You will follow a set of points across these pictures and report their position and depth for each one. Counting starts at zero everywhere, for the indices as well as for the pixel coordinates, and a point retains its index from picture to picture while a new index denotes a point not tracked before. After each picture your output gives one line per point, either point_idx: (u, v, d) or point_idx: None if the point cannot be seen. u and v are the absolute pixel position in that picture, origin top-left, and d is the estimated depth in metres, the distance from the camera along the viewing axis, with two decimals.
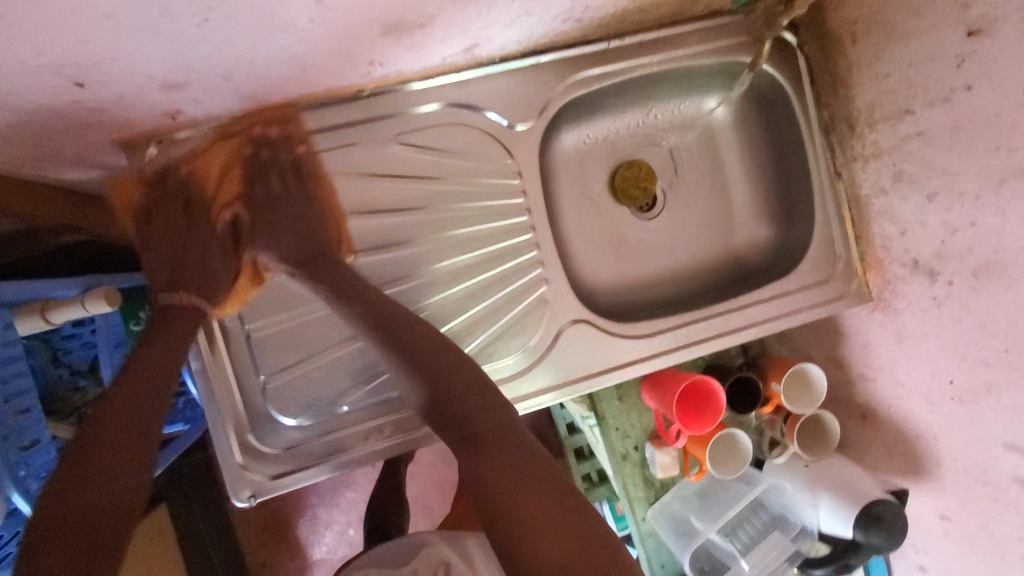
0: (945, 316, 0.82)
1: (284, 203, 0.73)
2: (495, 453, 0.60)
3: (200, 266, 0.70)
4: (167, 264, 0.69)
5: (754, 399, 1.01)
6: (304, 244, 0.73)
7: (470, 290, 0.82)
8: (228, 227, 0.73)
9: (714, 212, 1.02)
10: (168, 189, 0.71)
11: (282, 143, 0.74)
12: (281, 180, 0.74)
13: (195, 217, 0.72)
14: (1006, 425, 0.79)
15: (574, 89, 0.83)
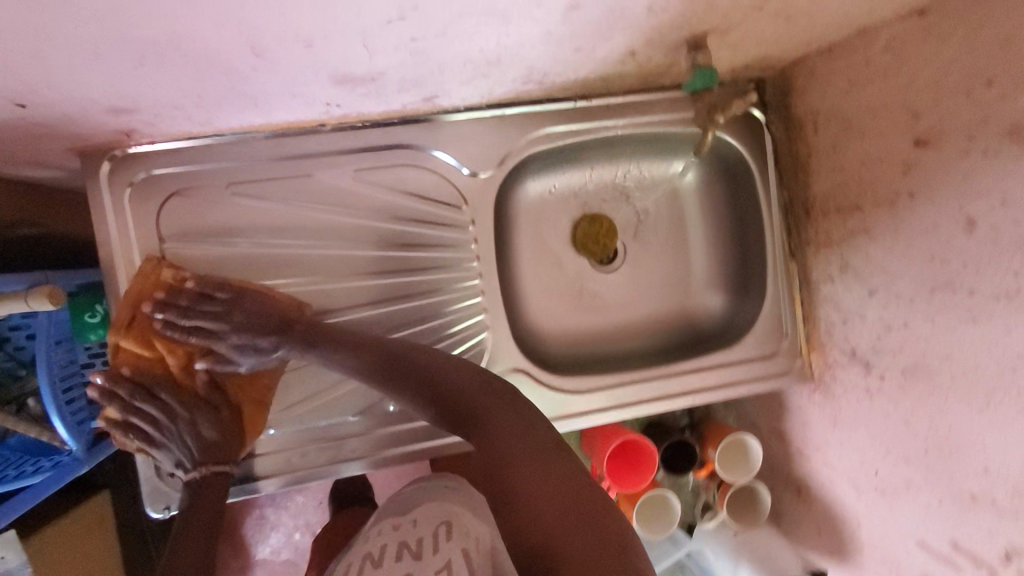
0: (875, 408, 0.83)
1: (226, 314, 0.72)
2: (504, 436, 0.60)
3: (210, 444, 0.75)
4: (194, 442, 0.74)
5: (689, 462, 1.02)
6: (264, 329, 0.73)
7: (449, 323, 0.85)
8: (207, 384, 0.75)
9: (672, 274, 1.02)
10: (127, 391, 0.73)
11: (176, 347, 0.74)
12: (211, 304, 0.72)
13: (166, 418, 0.74)
14: (918, 525, 0.80)
15: (537, 143, 0.85)
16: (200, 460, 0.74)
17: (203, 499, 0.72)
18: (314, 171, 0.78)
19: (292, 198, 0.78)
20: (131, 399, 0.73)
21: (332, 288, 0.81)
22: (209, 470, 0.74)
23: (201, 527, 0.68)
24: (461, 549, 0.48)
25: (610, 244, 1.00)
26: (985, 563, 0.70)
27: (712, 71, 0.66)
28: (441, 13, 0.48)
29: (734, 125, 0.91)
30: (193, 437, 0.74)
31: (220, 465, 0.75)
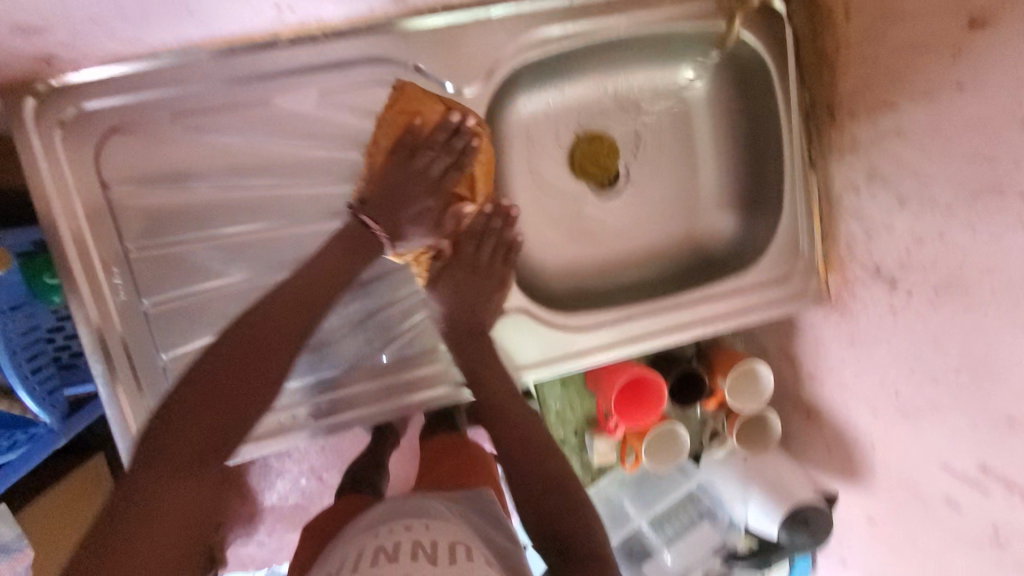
0: (900, 327, 0.78)
1: (469, 268, 0.75)
2: (580, 551, 0.66)
3: (400, 193, 0.69)
4: (376, 181, 0.68)
5: (697, 393, 0.97)
6: (461, 317, 0.76)
7: None
8: (454, 216, 0.73)
9: (681, 195, 0.94)
10: (460, 144, 0.69)
11: (511, 237, 0.75)
12: (477, 244, 0.75)
13: (439, 178, 0.69)
14: (944, 444, 0.77)
15: (531, 49, 0.74)
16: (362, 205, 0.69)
17: (187, 424, 0.57)
18: (273, 96, 0.68)
19: (247, 130, 0.68)
20: (423, 144, 0.68)
21: (303, 231, 0.72)
22: (366, 222, 0.68)
23: (157, 482, 0.54)
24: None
25: (612, 165, 0.91)
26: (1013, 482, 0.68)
27: None
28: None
29: (751, 19, 0.80)
30: (406, 170, 0.68)
31: (380, 228, 0.69)
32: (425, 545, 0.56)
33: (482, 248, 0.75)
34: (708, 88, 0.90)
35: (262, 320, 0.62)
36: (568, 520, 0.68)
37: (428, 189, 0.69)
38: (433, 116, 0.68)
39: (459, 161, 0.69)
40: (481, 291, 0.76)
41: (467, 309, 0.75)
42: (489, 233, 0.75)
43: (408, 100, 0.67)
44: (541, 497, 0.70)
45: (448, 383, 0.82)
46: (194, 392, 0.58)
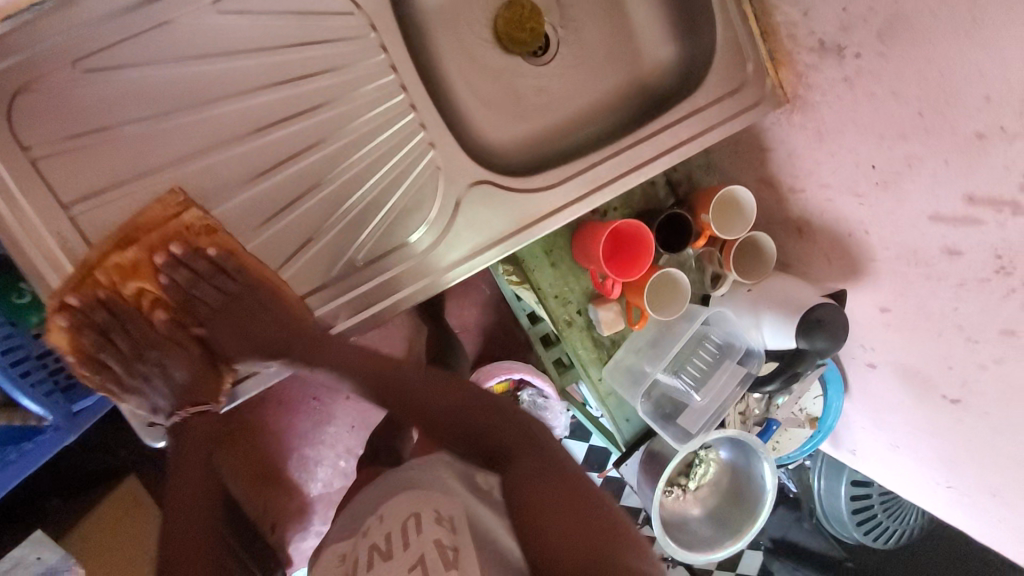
0: (859, 94, 0.77)
1: (235, 311, 0.75)
2: (515, 447, 0.64)
3: (172, 368, 0.74)
4: (174, 382, 0.75)
5: (686, 234, 0.98)
6: (268, 341, 0.74)
7: (374, 152, 0.75)
8: (170, 325, 0.74)
9: (614, 41, 0.93)
10: (103, 311, 0.71)
11: (190, 254, 0.71)
12: (205, 287, 0.73)
13: (110, 339, 0.72)
14: (927, 195, 0.76)
15: None
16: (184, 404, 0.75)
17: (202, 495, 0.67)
18: (173, 16, 0.67)
19: (157, 59, 0.67)
20: (101, 345, 0.72)
21: (244, 150, 0.71)
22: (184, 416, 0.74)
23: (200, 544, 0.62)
24: (424, 562, 0.51)
25: (539, 28, 0.89)
26: (1003, 201, 0.68)
27: None
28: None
29: None
30: (161, 367, 0.75)
31: (197, 405, 0.75)
32: (379, 545, 0.54)
33: (202, 290, 0.74)
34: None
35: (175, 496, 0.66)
36: (491, 429, 0.66)
37: (143, 345, 0.74)
38: (67, 317, 0.69)
39: (116, 318, 0.72)
40: (244, 317, 0.74)
41: (271, 326, 0.72)
42: (199, 274, 0.72)
43: (61, 339, 0.70)
44: (456, 428, 0.67)
45: (440, 267, 0.78)
46: (179, 493, 0.66)
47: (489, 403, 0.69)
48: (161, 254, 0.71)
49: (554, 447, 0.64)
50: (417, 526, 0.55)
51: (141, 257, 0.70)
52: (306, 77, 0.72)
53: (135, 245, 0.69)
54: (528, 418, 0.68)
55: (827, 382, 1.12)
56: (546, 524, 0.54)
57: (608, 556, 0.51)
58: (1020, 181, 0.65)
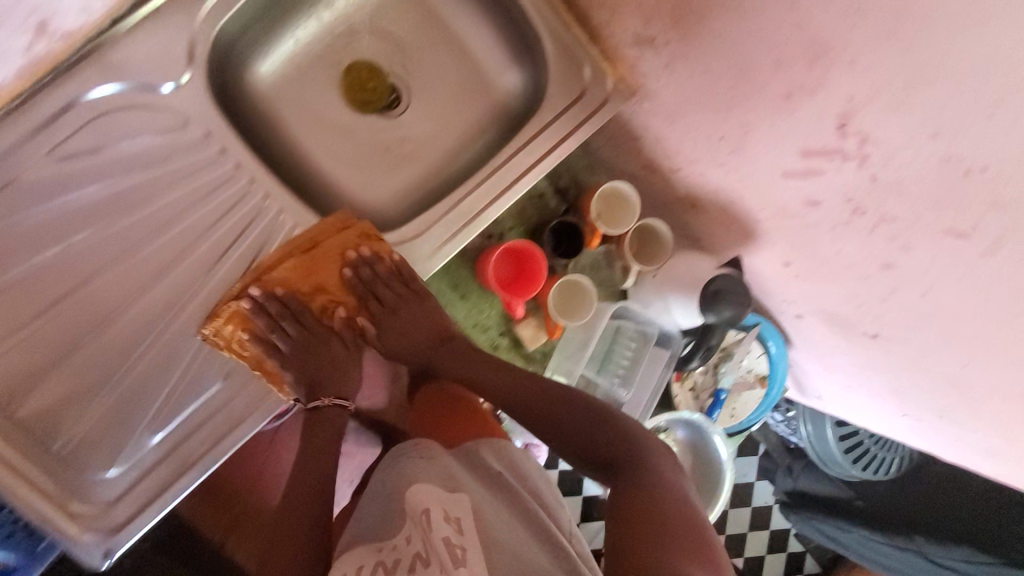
0: (681, 77, 0.79)
1: (403, 308, 0.89)
2: (624, 462, 0.75)
3: (309, 355, 0.84)
4: (303, 377, 0.84)
5: (578, 238, 1.00)
6: (420, 337, 0.91)
7: (242, 246, 0.79)
8: (343, 324, 0.88)
9: (461, 76, 0.96)
10: (278, 302, 0.80)
11: (375, 257, 0.83)
12: (380, 286, 0.86)
13: (383, 305, 0.88)
14: (772, 155, 0.78)
15: (219, 9, 0.75)
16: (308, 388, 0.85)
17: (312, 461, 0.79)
18: (17, 172, 0.71)
19: (11, 213, 0.72)
20: (268, 326, 0.79)
21: (115, 275, 0.75)
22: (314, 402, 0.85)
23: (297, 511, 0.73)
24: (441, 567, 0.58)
25: (381, 85, 0.94)
26: (831, 146, 0.69)
27: None
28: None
29: None
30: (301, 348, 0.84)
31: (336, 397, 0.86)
32: (420, 556, 0.62)
33: (379, 291, 0.86)
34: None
35: (313, 439, 0.82)
36: (600, 441, 0.78)
37: (315, 343, 0.85)
38: (239, 300, 0.76)
39: (296, 312, 0.82)
40: (414, 316, 0.90)
41: (418, 324, 0.91)
42: (378, 275, 0.85)
43: (226, 329, 0.76)
44: (572, 438, 0.81)
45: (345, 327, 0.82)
46: (313, 435, 0.83)
47: (597, 417, 0.80)
48: (352, 250, 0.82)
49: (661, 463, 0.73)
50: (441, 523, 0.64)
51: (331, 249, 0.81)
52: (159, 195, 0.77)
53: (92, 380, 0.75)
54: (629, 428, 0.78)
55: (765, 337, 1.13)
56: (643, 533, 0.61)
57: (693, 554, 0.59)
58: (835, 126, 0.66)
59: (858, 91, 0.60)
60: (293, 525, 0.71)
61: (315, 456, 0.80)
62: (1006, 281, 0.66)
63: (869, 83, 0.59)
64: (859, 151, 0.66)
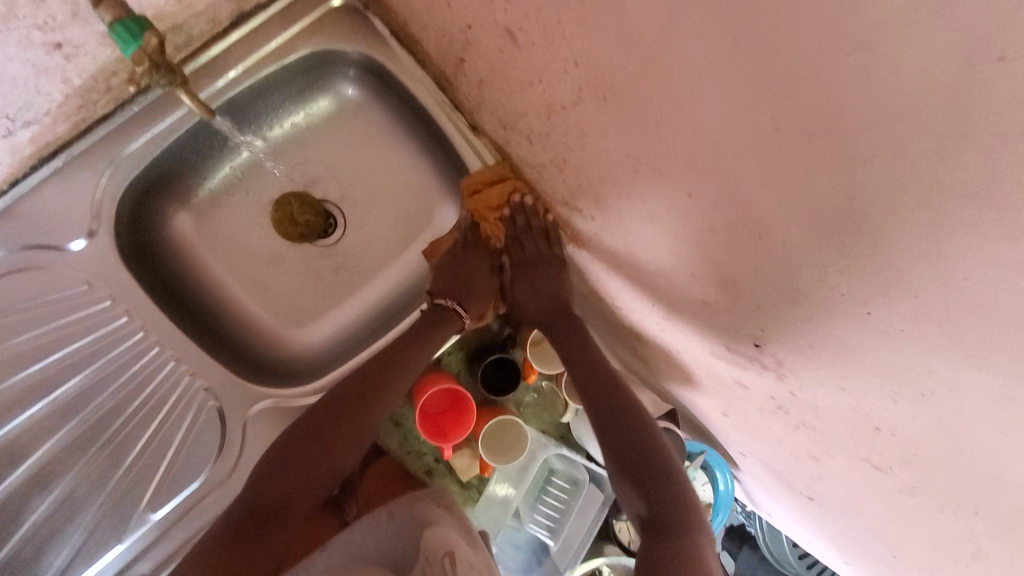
0: (611, 248, 0.76)
1: (536, 263, 0.86)
2: (672, 523, 0.72)
3: (453, 279, 0.86)
4: (447, 276, 0.85)
5: (514, 375, 0.98)
6: (545, 297, 0.86)
7: (146, 405, 0.77)
8: (494, 253, 0.89)
9: (400, 206, 0.93)
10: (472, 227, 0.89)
11: (535, 210, 0.84)
12: (536, 237, 0.85)
13: (521, 263, 0.86)
14: (701, 338, 0.74)
15: (124, 172, 0.74)
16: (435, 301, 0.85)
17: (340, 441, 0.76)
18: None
19: None
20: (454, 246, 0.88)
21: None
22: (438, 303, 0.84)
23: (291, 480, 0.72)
24: None
25: (313, 216, 0.89)
26: (749, 354, 0.66)
27: (125, 22, 0.50)
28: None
29: (323, 28, 0.78)
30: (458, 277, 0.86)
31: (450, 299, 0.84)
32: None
33: (525, 244, 0.86)
34: (348, 99, 0.89)
35: (344, 390, 0.77)
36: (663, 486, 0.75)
37: (467, 258, 0.88)
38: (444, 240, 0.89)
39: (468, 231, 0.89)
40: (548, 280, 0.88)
41: (551, 286, 0.86)
42: (538, 224, 0.85)
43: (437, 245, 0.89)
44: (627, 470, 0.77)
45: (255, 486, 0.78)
46: (357, 395, 0.77)
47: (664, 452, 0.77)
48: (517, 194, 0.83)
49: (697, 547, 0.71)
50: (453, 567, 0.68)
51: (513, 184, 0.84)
52: (57, 356, 0.74)
53: None
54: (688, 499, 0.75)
55: (711, 464, 1.10)
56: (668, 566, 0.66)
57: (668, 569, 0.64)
58: (752, 342, 0.63)
59: (767, 328, 0.57)
60: (289, 487, 0.71)
61: (352, 414, 0.76)
62: (918, 520, 0.62)
63: (775, 327, 0.56)
64: (775, 368, 0.63)
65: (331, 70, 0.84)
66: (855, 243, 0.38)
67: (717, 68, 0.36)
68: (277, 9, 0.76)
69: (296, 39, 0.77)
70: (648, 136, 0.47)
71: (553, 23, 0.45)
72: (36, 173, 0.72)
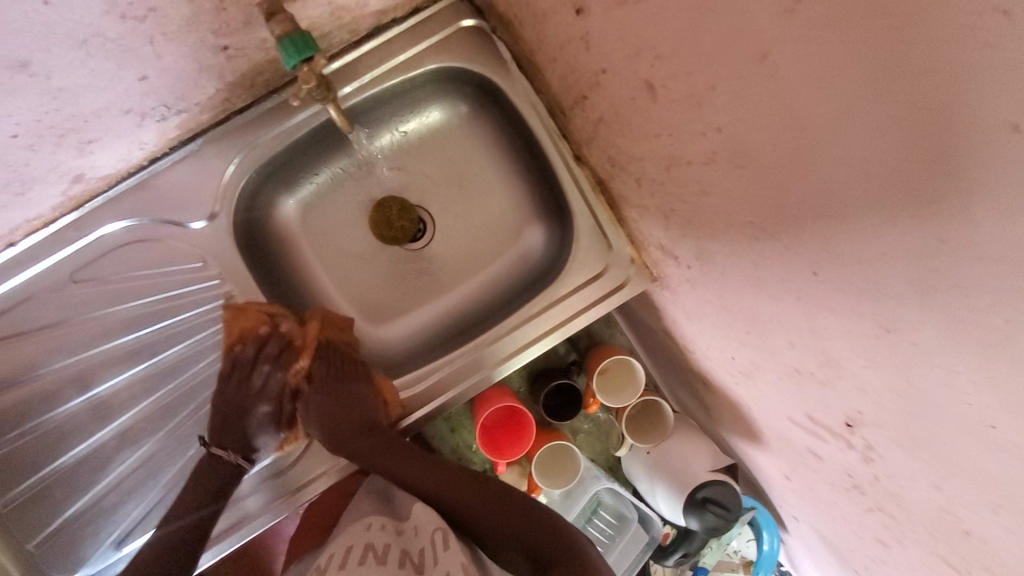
0: (702, 297, 0.75)
1: (330, 389, 0.83)
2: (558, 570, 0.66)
3: (228, 422, 0.82)
4: (223, 420, 0.81)
5: (575, 401, 0.99)
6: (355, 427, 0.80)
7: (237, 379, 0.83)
8: (275, 387, 0.85)
9: (490, 223, 0.95)
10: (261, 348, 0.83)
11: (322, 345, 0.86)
12: (316, 369, 0.84)
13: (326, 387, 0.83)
14: (783, 402, 0.73)
15: (250, 162, 0.79)
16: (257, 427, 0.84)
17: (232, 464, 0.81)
18: (32, 292, 0.77)
19: (30, 327, 0.78)
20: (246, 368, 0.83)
21: (106, 394, 0.81)
22: (218, 453, 0.81)
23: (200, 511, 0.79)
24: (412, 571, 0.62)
25: (409, 222, 0.92)
26: (835, 431, 0.64)
27: (295, 37, 0.54)
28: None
29: (450, 46, 0.81)
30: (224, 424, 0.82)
31: (236, 440, 0.81)
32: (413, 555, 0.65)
33: (326, 366, 0.84)
34: (459, 114, 0.91)
35: (219, 441, 0.81)
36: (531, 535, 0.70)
37: (245, 395, 0.83)
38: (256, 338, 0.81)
39: (252, 359, 0.83)
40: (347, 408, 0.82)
41: (336, 410, 0.81)
42: (324, 356, 0.85)
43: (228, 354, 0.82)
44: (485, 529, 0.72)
45: (325, 466, 0.83)
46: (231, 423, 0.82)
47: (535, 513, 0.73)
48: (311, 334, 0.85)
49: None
50: (442, 546, 0.64)
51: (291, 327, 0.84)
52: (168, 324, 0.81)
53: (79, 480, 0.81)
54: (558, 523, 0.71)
55: (760, 524, 1.08)
56: None
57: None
58: (842, 421, 0.61)
59: (865, 411, 0.56)
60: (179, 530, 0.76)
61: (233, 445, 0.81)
62: None
63: (875, 413, 0.54)
64: (862, 450, 0.62)
65: (448, 86, 0.87)
66: (997, 367, 0.36)
67: (879, 171, 0.36)
68: (411, 24, 0.80)
69: (423, 54, 0.80)
70: (778, 212, 0.47)
71: (703, 91, 0.45)
72: (174, 153, 0.79)
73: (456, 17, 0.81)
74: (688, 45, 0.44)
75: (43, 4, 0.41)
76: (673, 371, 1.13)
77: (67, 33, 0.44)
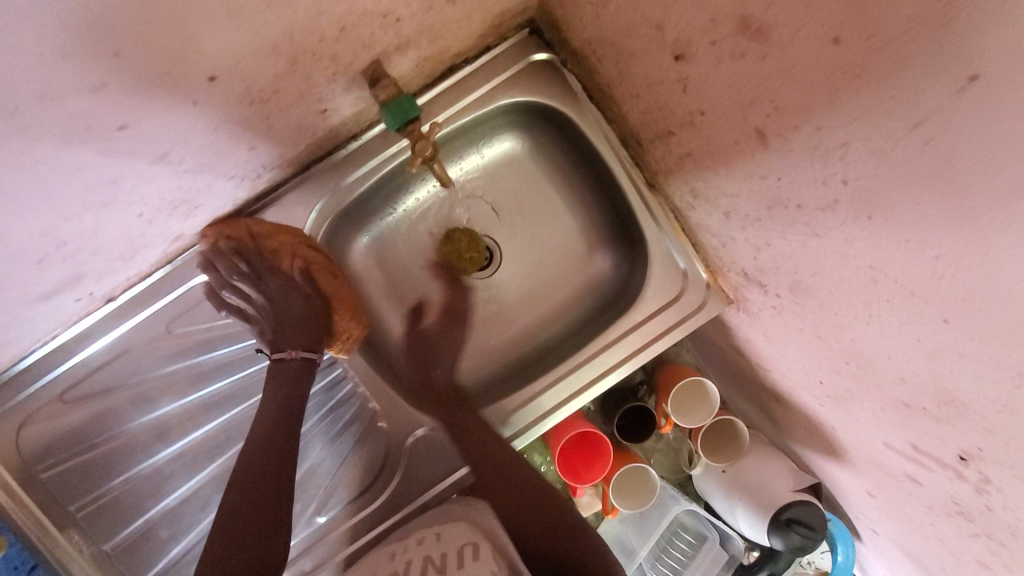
0: (790, 324, 0.75)
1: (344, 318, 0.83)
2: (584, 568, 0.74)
3: (298, 326, 0.79)
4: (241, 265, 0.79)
5: (648, 423, 0.99)
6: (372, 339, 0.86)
7: (325, 418, 0.87)
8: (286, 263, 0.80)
9: (558, 250, 0.95)
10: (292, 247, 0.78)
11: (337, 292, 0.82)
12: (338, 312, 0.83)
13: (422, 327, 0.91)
14: (879, 428, 0.72)
15: (331, 208, 0.81)
16: (244, 276, 0.80)
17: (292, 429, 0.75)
18: (131, 345, 0.80)
19: (129, 377, 0.80)
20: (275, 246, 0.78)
21: (205, 438, 0.84)
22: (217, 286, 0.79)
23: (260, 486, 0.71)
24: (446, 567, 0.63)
25: (478, 253, 0.93)
26: (945, 462, 0.63)
27: (405, 103, 0.56)
28: (28, 223, 0.43)
29: (521, 81, 0.81)
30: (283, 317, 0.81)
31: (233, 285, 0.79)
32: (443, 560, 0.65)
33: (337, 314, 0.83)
34: (526, 143, 0.91)
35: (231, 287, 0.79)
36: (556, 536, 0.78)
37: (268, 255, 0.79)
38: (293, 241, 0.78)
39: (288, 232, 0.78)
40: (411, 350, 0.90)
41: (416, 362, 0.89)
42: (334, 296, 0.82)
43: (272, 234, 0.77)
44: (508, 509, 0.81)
45: (412, 500, 0.85)
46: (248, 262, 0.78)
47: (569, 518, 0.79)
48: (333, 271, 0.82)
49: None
50: (471, 557, 0.64)
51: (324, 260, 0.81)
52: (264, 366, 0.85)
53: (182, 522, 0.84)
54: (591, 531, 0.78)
55: (835, 538, 1.07)
56: None
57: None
58: (955, 455, 0.60)
59: (986, 448, 0.54)
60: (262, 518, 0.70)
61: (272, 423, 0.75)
62: None
63: (1000, 451, 0.52)
64: (976, 483, 0.60)
65: (517, 117, 0.87)
66: None
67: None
68: (484, 62, 0.80)
69: (495, 90, 0.81)
70: (906, 263, 0.46)
71: (833, 145, 0.45)
72: (258, 202, 0.80)
73: (527, 52, 0.81)
74: (821, 102, 0.43)
75: (192, 105, 0.43)
76: (740, 386, 1.12)
77: (202, 122, 0.45)
